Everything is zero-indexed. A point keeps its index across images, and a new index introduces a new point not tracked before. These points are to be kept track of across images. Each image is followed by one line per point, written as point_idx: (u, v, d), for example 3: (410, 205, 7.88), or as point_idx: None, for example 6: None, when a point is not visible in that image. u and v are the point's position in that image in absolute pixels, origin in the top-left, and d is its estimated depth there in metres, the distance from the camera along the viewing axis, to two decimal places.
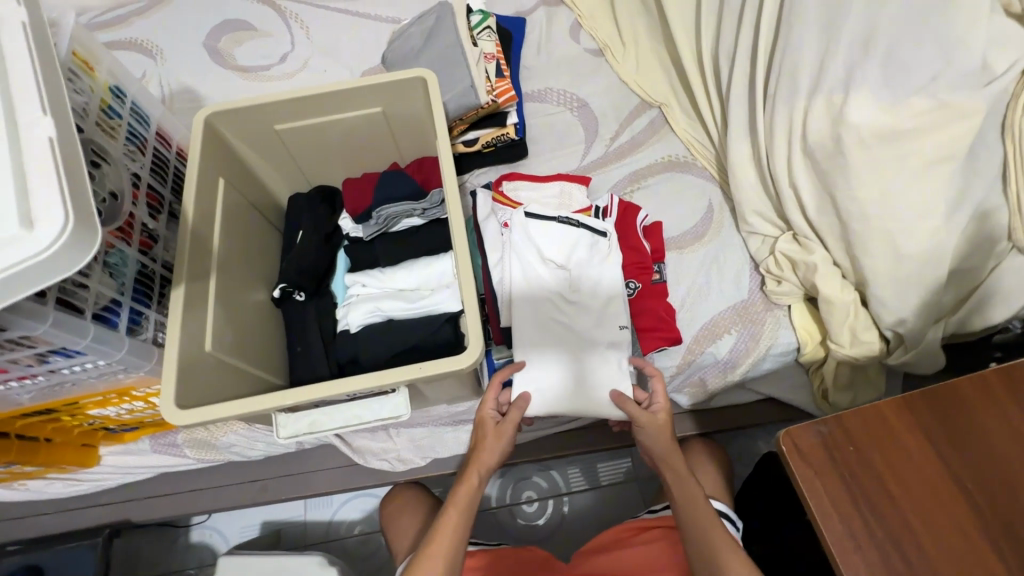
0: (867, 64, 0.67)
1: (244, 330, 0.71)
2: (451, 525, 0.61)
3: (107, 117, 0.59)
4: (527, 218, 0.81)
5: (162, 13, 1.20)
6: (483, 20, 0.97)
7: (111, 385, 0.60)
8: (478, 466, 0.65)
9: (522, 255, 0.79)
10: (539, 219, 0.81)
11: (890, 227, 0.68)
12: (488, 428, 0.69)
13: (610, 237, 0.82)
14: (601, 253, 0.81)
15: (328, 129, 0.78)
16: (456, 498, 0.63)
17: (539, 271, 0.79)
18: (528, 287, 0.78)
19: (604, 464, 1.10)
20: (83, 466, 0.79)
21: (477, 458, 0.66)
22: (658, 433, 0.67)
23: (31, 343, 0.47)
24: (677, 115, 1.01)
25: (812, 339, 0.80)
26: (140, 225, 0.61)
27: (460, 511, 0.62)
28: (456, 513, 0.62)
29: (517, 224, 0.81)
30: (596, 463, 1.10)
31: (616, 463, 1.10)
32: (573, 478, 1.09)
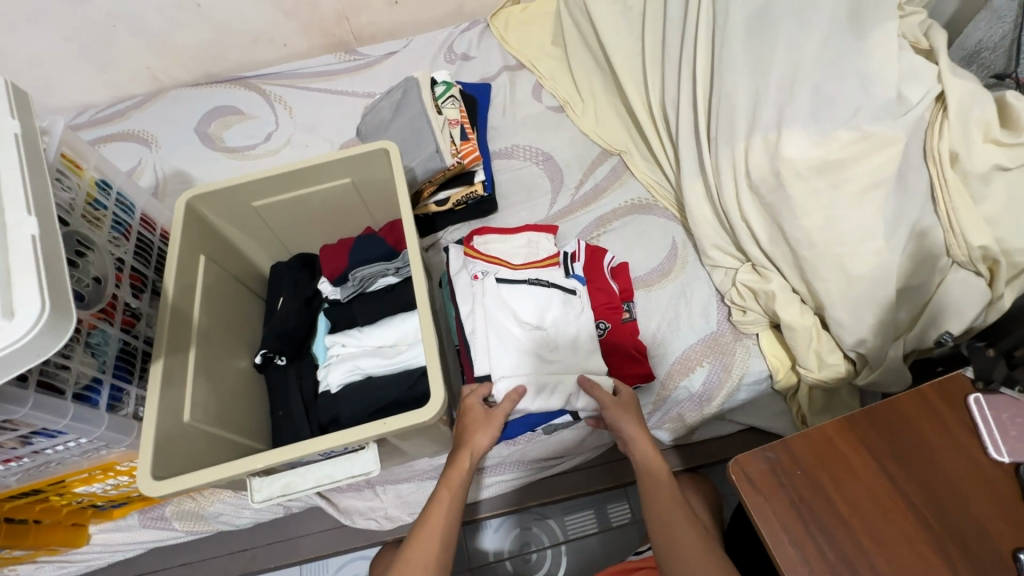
0: (794, 103, 0.73)
1: (225, 398, 0.74)
2: (443, 505, 0.67)
3: (93, 209, 0.65)
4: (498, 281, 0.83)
5: (158, 105, 1.31)
6: (447, 90, 1.05)
7: (94, 462, 0.62)
8: (472, 453, 0.70)
9: (497, 325, 0.80)
10: (511, 284, 0.83)
11: (836, 251, 0.71)
12: (475, 412, 0.73)
13: (582, 295, 0.85)
14: (575, 310, 0.83)
15: (303, 201, 0.83)
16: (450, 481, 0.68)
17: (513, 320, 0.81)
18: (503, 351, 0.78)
19: (613, 505, 1.07)
20: (72, 545, 0.79)
21: (471, 443, 0.71)
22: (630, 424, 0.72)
23: (13, 427, 0.50)
24: (636, 160, 1.07)
25: (784, 365, 0.81)
26: (123, 305, 0.65)
27: (452, 493, 0.68)
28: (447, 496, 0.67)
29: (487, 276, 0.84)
30: (605, 505, 1.07)
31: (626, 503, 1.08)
32: (572, 524, 1.06)
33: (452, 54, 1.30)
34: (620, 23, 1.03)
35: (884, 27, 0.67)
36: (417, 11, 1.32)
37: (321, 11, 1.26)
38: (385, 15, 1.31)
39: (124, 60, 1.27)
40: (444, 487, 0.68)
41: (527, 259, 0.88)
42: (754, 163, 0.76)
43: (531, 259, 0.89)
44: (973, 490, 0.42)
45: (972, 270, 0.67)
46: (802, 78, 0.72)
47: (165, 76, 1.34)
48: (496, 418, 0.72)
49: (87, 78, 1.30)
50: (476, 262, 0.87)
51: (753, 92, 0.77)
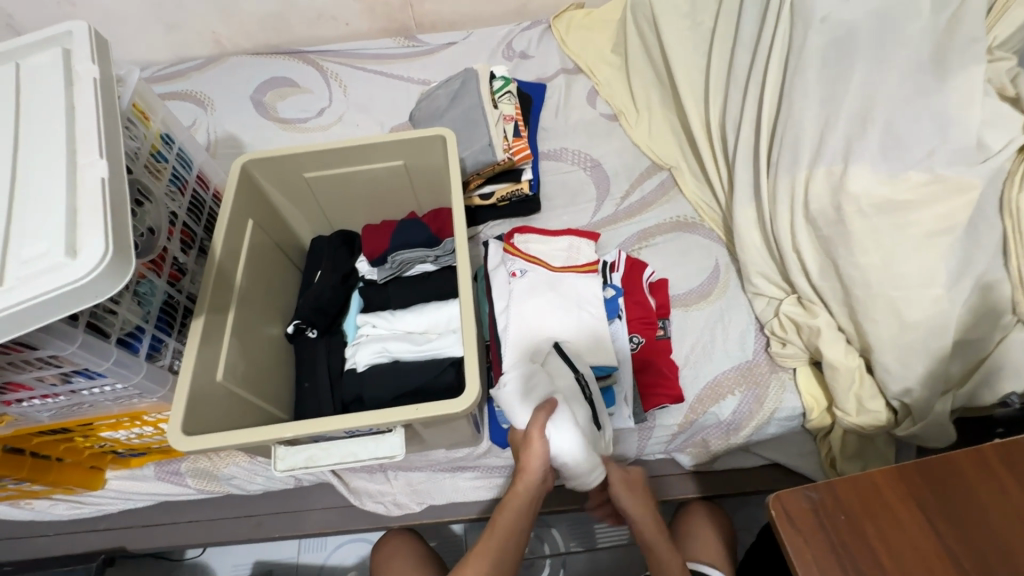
0: (865, 137, 0.70)
1: (256, 363, 0.74)
2: (506, 525, 0.66)
3: (155, 161, 0.65)
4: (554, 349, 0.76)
5: (217, 69, 1.33)
6: (505, 85, 1.05)
7: (123, 409, 0.63)
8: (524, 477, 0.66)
9: (528, 331, 0.80)
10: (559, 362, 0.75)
11: (893, 294, 0.68)
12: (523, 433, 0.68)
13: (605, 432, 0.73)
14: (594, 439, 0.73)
15: (353, 179, 0.83)
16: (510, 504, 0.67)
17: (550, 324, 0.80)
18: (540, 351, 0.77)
19: (602, 525, 1.05)
20: (87, 488, 0.80)
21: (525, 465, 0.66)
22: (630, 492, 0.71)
23: (56, 363, 0.51)
24: (686, 177, 1.05)
25: (820, 404, 0.78)
26: (172, 259, 0.66)
27: (513, 515, 0.67)
28: (509, 513, 0.66)
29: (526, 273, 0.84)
30: (593, 523, 1.06)
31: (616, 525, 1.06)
32: (576, 536, 1.05)
33: (511, 51, 1.29)
34: (687, 39, 1.02)
35: (969, 70, 0.66)
36: (480, 4, 1.33)
37: None
38: (448, 5, 1.32)
39: (191, 22, 1.30)
40: (505, 506, 0.67)
41: (565, 263, 0.88)
42: (815, 194, 0.74)
43: (569, 263, 0.88)
44: None
45: None
46: (876, 113, 0.70)
47: (228, 42, 1.37)
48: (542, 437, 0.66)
49: (154, 36, 1.33)
50: (516, 261, 0.86)
51: (823, 121, 0.75)
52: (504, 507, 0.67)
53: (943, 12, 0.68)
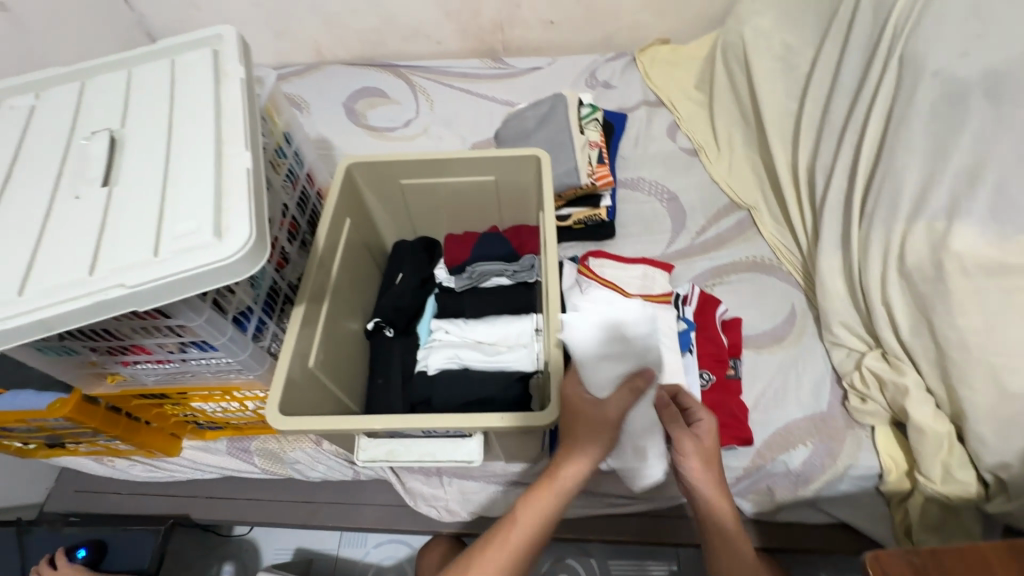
0: (974, 194, 0.68)
1: (338, 353, 0.77)
2: (533, 522, 0.61)
3: (277, 156, 0.71)
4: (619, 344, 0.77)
5: (316, 75, 1.42)
6: (591, 113, 1.07)
7: (219, 382, 0.67)
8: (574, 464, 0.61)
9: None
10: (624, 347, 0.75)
11: (995, 361, 0.65)
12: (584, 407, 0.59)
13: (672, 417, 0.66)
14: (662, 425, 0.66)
15: (444, 190, 0.87)
16: (534, 502, 0.61)
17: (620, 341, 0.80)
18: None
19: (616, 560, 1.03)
20: (165, 453, 0.85)
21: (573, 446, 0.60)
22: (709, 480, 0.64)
23: (179, 333, 0.55)
24: (765, 218, 1.04)
25: (898, 467, 0.75)
26: (280, 247, 0.70)
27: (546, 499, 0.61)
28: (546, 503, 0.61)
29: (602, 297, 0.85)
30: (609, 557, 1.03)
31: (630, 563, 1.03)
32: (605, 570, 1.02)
33: (594, 79, 1.33)
34: (779, 81, 1.02)
35: None
36: (568, 33, 1.37)
37: (481, 18, 1.34)
38: (538, 32, 1.37)
39: (299, 31, 1.40)
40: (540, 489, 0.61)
41: (640, 291, 0.88)
42: (913, 249, 0.73)
43: (644, 291, 0.88)
44: None
45: None
46: (988, 171, 0.67)
47: (329, 51, 1.46)
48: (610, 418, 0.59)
49: (263, 41, 1.44)
50: (591, 284, 0.88)
51: (926, 174, 0.73)
52: (540, 496, 0.61)
53: None
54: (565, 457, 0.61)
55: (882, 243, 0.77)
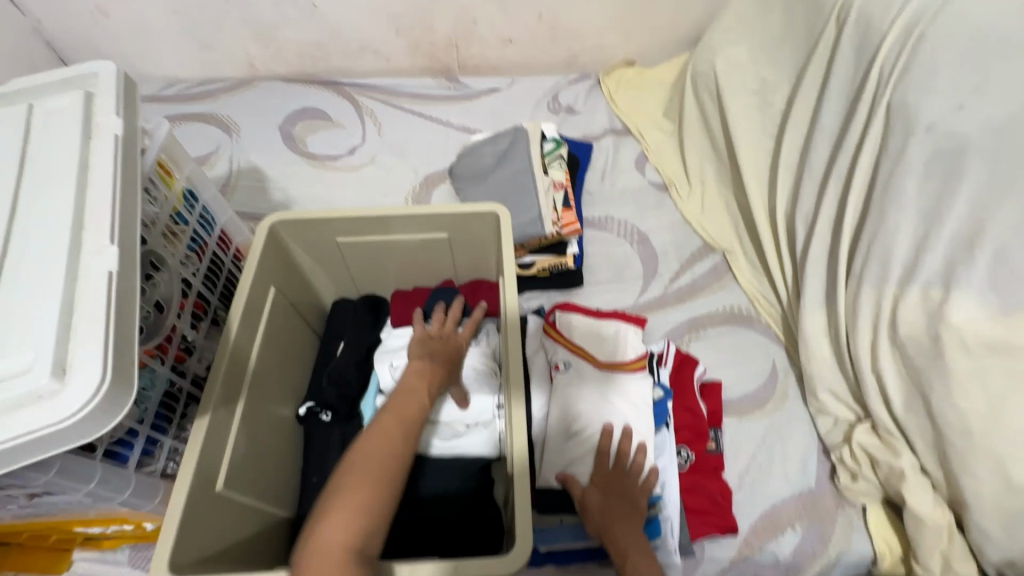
0: (973, 265, 0.62)
1: (262, 453, 0.64)
2: (372, 448, 0.55)
3: (174, 224, 0.57)
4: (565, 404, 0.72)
5: (247, 94, 1.27)
6: (555, 148, 0.98)
7: (102, 513, 0.53)
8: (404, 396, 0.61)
9: (566, 437, 0.70)
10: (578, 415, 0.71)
11: (1001, 449, 0.59)
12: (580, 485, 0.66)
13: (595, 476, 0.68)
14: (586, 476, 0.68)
15: (391, 247, 0.75)
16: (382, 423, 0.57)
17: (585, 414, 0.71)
18: (582, 461, 0.69)
19: None
20: (49, 571, 0.70)
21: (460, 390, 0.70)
22: (613, 516, 0.63)
23: (23, 486, 0.42)
24: (741, 263, 0.97)
25: (894, 551, 0.69)
26: (180, 337, 0.57)
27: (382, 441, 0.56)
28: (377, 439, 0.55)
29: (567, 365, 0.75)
30: None
31: None
32: None
33: (558, 104, 1.23)
34: (754, 118, 0.96)
35: None
36: (529, 53, 1.27)
37: (434, 35, 1.22)
38: (496, 51, 1.27)
39: (226, 44, 1.24)
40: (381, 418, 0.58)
41: (613, 358, 0.76)
42: (906, 318, 0.67)
43: (617, 358, 0.76)
44: None
45: None
46: (988, 240, 0.62)
47: (262, 67, 1.31)
48: (607, 485, 0.65)
49: (185, 55, 1.27)
50: (558, 352, 0.78)
51: (920, 236, 0.67)
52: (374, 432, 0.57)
53: None
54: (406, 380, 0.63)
55: (872, 307, 0.71)
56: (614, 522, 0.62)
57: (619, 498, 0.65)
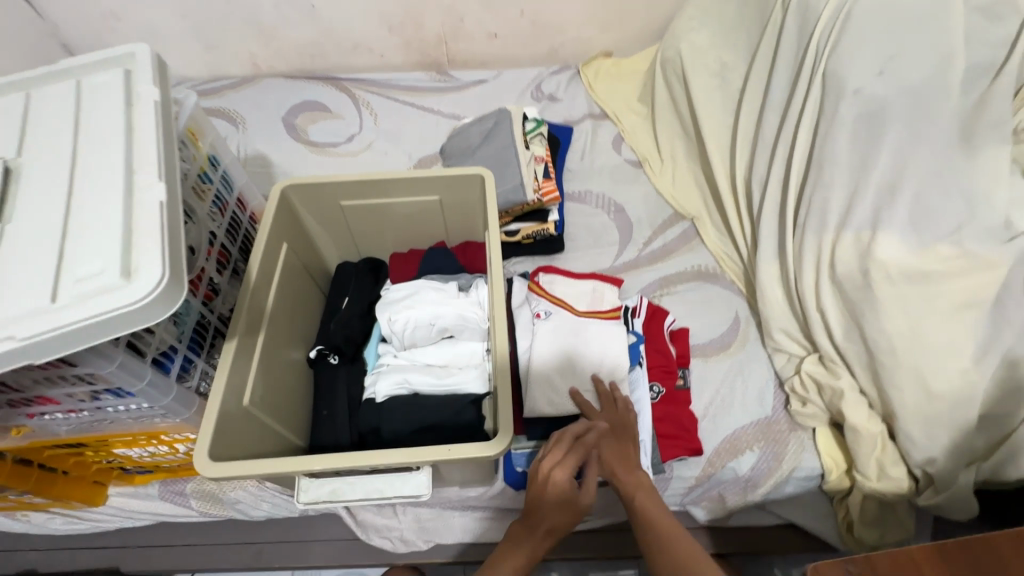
0: (894, 207, 0.72)
1: (278, 387, 0.73)
2: None
3: (201, 182, 0.66)
4: (544, 349, 0.81)
5: (251, 89, 1.36)
6: (536, 127, 1.08)
7: (144, 427, 0.62)
8: None
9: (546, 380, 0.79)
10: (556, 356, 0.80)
11: (919, 362, 0.68)
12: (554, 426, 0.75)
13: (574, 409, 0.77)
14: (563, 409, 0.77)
15: (388, 211, 0.85)
16: None
17: (564, 359, 0.80)
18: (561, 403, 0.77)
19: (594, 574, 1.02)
20: (89, 503, 0.78)
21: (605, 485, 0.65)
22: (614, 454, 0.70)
23: (90, 381, 0.51)
24: (708, 228, 1.06)
25: (839, 466, 0.78)
26: (208, 279, 0.66)
27: None
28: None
29: (548, 316, 0.84)
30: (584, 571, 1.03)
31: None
32: None
33: (540, 92, 1.33)
34: (715, 96, 1.05)
35: (997, 149, 0.68)
36: (513, 46, 1.37)
37: (424, 31, 1.32)
38: (482, 46, 1.37)
39: (231, 44, 1.34)
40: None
41: (590, 307, 0.86)
42: (842, 258, 0.76)
43: (593, 308, 0.87)
44: None
45: None
46: (906, 185, 0.71)
47: (265, 65, 1.40)
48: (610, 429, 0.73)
49: (194, 55, 1.37)
50: (540, 302, 0.86)
51: (852, 187, 0.77)
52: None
53: (971, 91, 0.69)
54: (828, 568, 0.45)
55: (814, 252, 0.80)
56: (619, 464, 0.70)
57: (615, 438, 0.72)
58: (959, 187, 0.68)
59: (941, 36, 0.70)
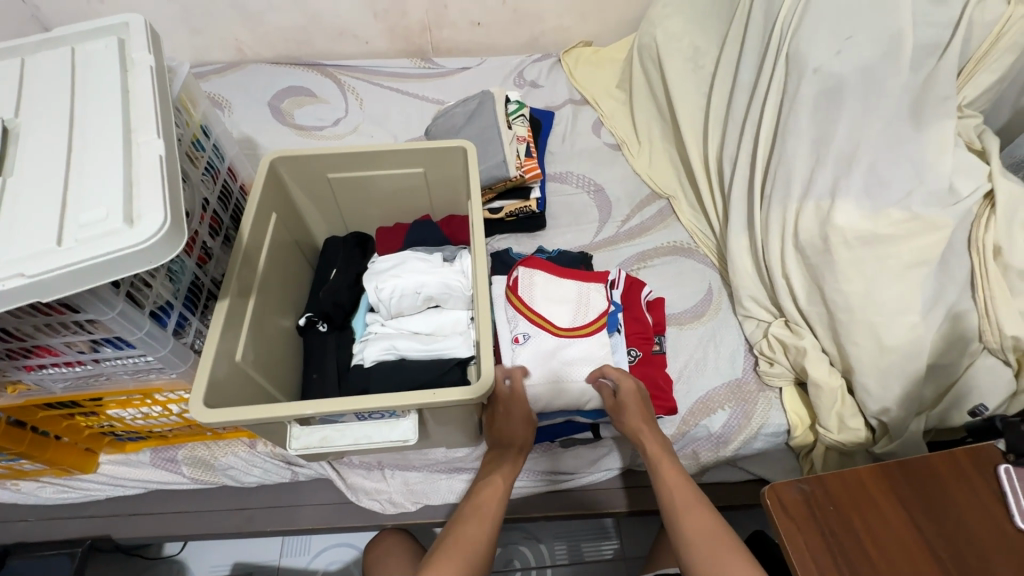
0: (850, 176, 0.77)
1: (268, 350, 0.76)
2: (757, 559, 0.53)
3: (194, 149, 0.69)
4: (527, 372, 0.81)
5: (236, 74, 1.37)
6: (518, 109, 1.12)
7: (138, 384, 0.64)
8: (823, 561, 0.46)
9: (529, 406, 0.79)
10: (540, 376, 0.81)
11: (872, 318, 0.74)
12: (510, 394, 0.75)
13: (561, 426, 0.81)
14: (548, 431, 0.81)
15: (374, 183, 0.87)
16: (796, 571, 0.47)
17: (546, 381, 0.80)
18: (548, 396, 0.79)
19: (589, 545, 1.05)
20: (80, 470, 0.80)
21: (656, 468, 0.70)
22: (637, 427, 0.73)
23: (90, 329, 0.53)
24: (683, 206, 1.11)
25: (803, 422, 0.83)
26: (201, 242, 0.69)
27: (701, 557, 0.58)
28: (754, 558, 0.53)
29: (529, 337, 0.83)
30: (581, 543, 1.06)
31: (601, 545, 1.05)
32: (578, 551, 1.05)
33: (522, 79, 1.37)
34: (689, 80, 1.11)
35: (942, 122, 0.74)
36: (495, 35, 1.41)
37: (408, 19, 1.35)
38: (465, 34, 1.40)
39: (216, 29, 1.35)
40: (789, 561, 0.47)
41: (573, 323, 0.84)
42: (804, 226, 0.81)
43: (576, 323, 0.84)
44: (997, 553, 0.45)
45: (1000, 358, 0.71)
46: (861, 155, 0.77)
47: (250, 50, 1.42)
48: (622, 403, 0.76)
49: (178, 40, 1.37)
50: (520, 322, 0.84)
51: (813, 160, 0.82)
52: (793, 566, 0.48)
53: (919, 70, 0.75)
54: (815, 549, 0.47)
55: (779, 222, 0.85)
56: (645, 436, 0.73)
57: (645, 410, 0.75)
58: (907, 158, 0.74)
59: (891, 17, 0.75)
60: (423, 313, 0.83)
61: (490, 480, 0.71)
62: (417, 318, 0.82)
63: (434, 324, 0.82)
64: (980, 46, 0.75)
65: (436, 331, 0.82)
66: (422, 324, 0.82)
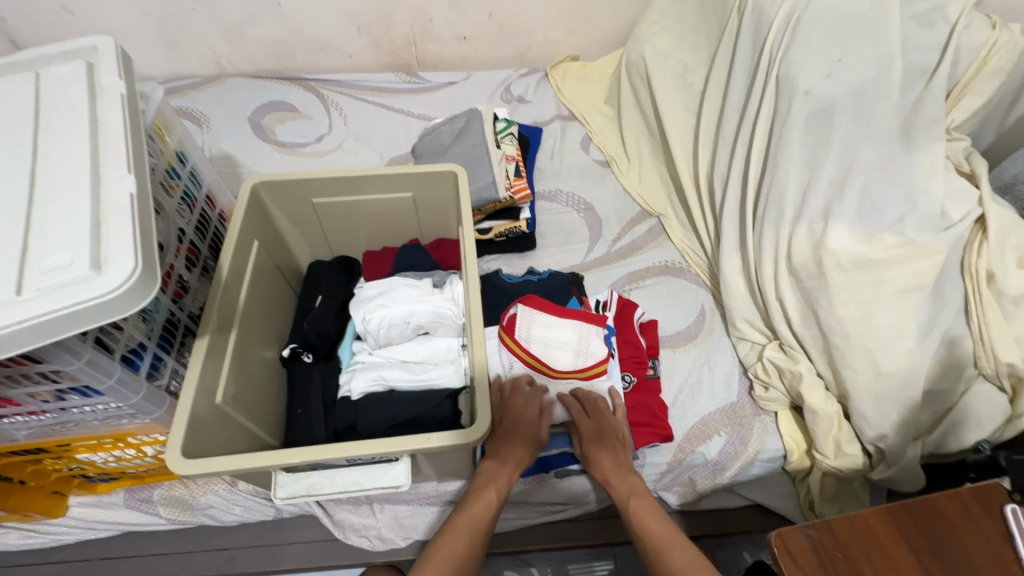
0: (843, 200, 0.76)
1: (250, 387, 0.72)
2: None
3: (169, 178, 0.66)
4: None
5: (214, 89, 1.33)
6: (507, 127, 1.11)
7: (109, 429, 0.61)
8: None
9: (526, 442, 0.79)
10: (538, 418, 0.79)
11: (868, 344, 0.74)
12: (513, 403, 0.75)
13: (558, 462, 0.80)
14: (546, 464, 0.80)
15: (360, 207, 0.85)
16: None
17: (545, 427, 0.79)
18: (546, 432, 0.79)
19: (573, 564, 1.04)
20: (47, 515, 0.75)
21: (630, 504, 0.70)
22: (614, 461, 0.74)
23: (55, 378, 0.50)
24: (673, 224, 1.11)
25: (799, 447, 0.82)
26: (177, 276, 0.65)
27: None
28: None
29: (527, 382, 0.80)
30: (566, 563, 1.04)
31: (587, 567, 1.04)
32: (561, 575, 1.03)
33: (509, 94, 1.35)
34: (678, 98, 1.10)
35: (931, 145, 0.74)
36: (481, 49, 1.39)
37: (393, 33, 1.33)
38: (451, 47, 1.38)
39: (193, 42, 1.31)
40: None
41: (572, 368, 0.80)
42: (797, 249, 0.80)
43: (575, 367, 0.80)
44: None
45: (996, 384, 0.71)
46: (853, 178, 0.76)
47: (229, 64, 1.38)
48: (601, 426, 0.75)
49: (153, 53, 1.33)
50: (515, 365, 0.80)
51: (805, 182, 0.81)
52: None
53: (908, 95, 0.76)
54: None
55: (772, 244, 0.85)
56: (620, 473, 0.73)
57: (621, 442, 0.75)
58: (900, 182, 0.74)
59: (880, 42, 0.76)
60: (412, 342, 0.79)
61: (484, 492, 0.69)
62: (407, 346, 0.79)
63: (423, 353, 0.79)
64: (968, 69, 0.76)
65: (424, 359, 0.79)
66: (411, 352, 0.79)
